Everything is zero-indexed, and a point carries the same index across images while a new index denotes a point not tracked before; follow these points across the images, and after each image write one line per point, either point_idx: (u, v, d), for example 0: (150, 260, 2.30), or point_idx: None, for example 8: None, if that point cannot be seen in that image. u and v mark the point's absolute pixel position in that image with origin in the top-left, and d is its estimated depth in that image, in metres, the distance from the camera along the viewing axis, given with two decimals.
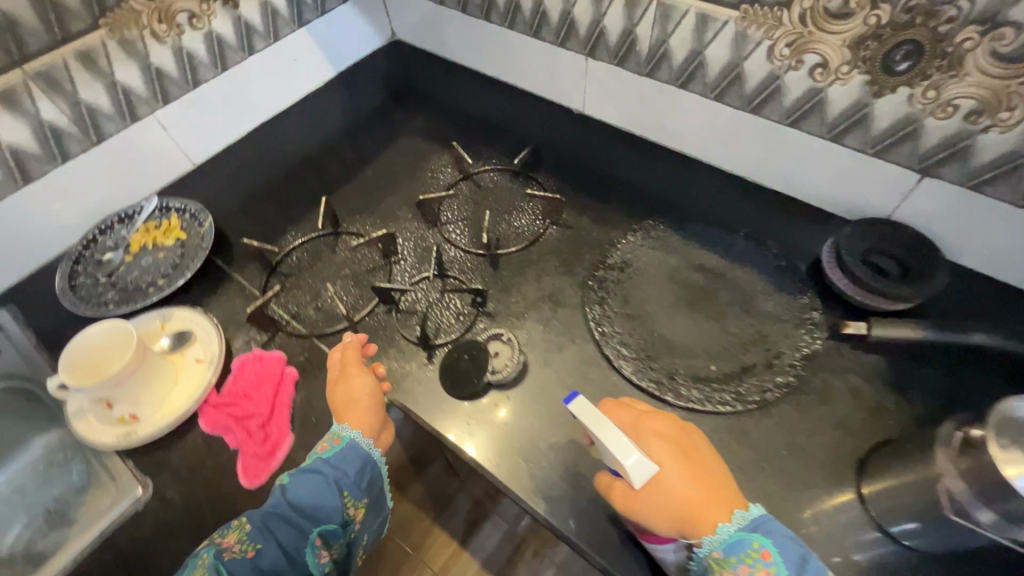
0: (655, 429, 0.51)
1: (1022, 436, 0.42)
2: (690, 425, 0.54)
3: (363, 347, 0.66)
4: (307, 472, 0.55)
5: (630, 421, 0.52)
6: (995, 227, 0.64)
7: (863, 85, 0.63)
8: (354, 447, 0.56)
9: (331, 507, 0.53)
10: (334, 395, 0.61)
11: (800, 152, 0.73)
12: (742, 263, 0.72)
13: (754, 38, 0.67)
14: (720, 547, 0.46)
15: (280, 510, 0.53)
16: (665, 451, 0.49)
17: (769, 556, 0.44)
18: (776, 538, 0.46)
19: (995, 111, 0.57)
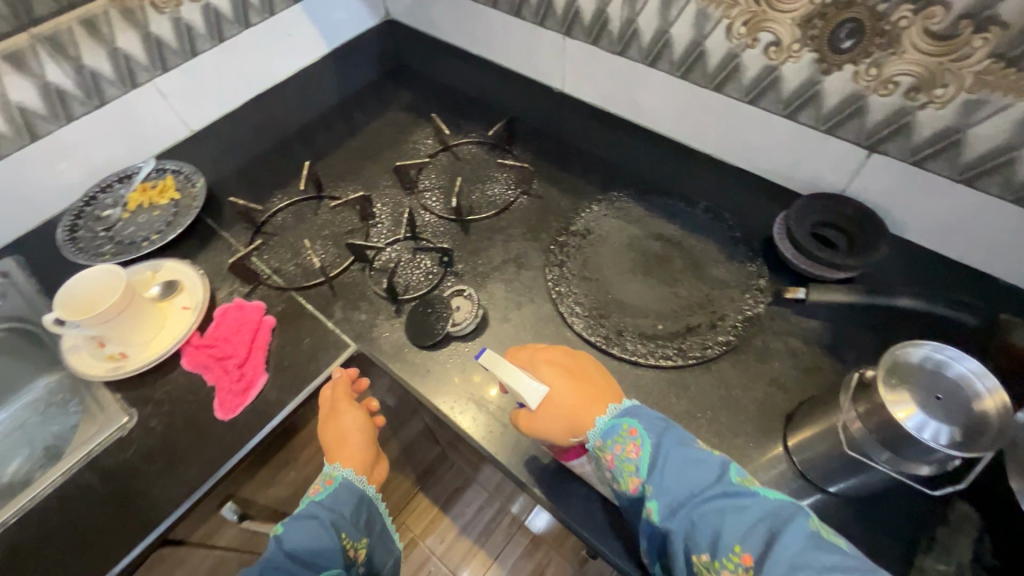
0: (546, 359, 0.57)
1: (911, 379, 0.46)
2: (579, 351, 0.59)
3: (352, 381, 0.68)
4: (302, 518, 0.54)
5: (525, 359, 0.57)
6: (935, 201, 0.67)
7: (813, 63, 0.66)
8: (348, 486, 0.58)
9: (331, 550, 0.52)
10: (325, 433, 0.63)
11: (758, 129, 0.76)
12: (698, 234, 0.76)
13: (714, 17, 0.70)
14: (599, 436, 0.50)
15: (279, 563, 0.51)
16: (553, 373, 0.55)
17: (635, 429, 0.49)
18: (644, 418, 0.50)
19: (932, 88, 0.60)
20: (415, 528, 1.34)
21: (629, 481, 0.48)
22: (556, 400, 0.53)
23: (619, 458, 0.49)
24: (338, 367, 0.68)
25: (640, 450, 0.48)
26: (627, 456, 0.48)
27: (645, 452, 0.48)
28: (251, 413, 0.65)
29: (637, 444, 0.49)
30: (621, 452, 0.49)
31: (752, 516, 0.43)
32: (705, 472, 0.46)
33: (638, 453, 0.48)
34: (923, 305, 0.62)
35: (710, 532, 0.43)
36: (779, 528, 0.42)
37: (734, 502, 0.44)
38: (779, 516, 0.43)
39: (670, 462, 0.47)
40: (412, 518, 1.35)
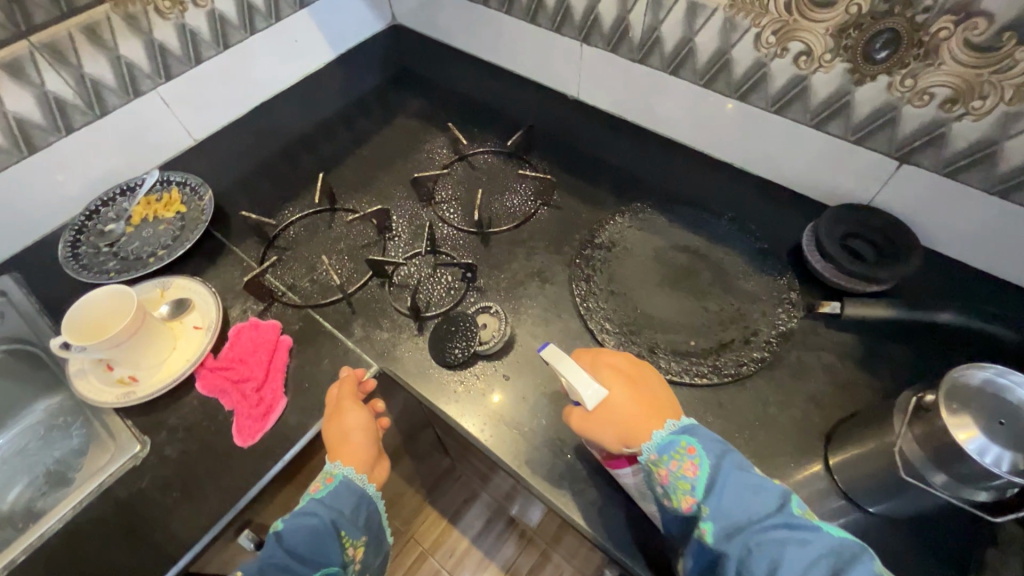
0: (610, 365, 0.55)
1: (971, 400, 0.45)
2: (644, 360, 0.57)
3: (361, 381, 0.65)
4: (302, 514, 0.52)
5: (588, 359, 0.56)
6: (965, 213, 0.66)
7: (844, 74, 0.65)
8: (347, 485, 0.56)
9: (331, 550, 0.51)
10: (327, 431, 0.60)
11: (784, 138, 0.75)
12: (725, 246, 0.74)
13: (741, 26, 0.69)
14: (654, 450, 0.48)
15: (278, 560, 0.49)
16: (614, 377, 0.53)
17: (694, 448, 0.47)
18: (702, 438, 0.49)
19: (969, 100, 0.59)
20: (424, 542, 1.32)
21: (682, 500, 0.46)
22: (612, 406, 0.51)
23: (675, 476, 0.47)
24: (346, 368, 0.66)
25: (698, 471, 0.46)
26: (684, 474, 0.47)
27: (703, 472, 0.46)
28: (272, 438, 0.62)
29: (695, 463, 0.47)
30: (677, 469, 0.47)
31: (815, 550, 0.42)
32: (765, 500, 0.45)
33: (696, 472, 0.46)
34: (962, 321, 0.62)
35: (767, 562, 0.41)
36: (843, 567, 0.41)
37: (795, 534, 0.42)
38: (843, 555, 0.41)
39: (730, 486, 0.45)
40: (421, 531, 1.33)
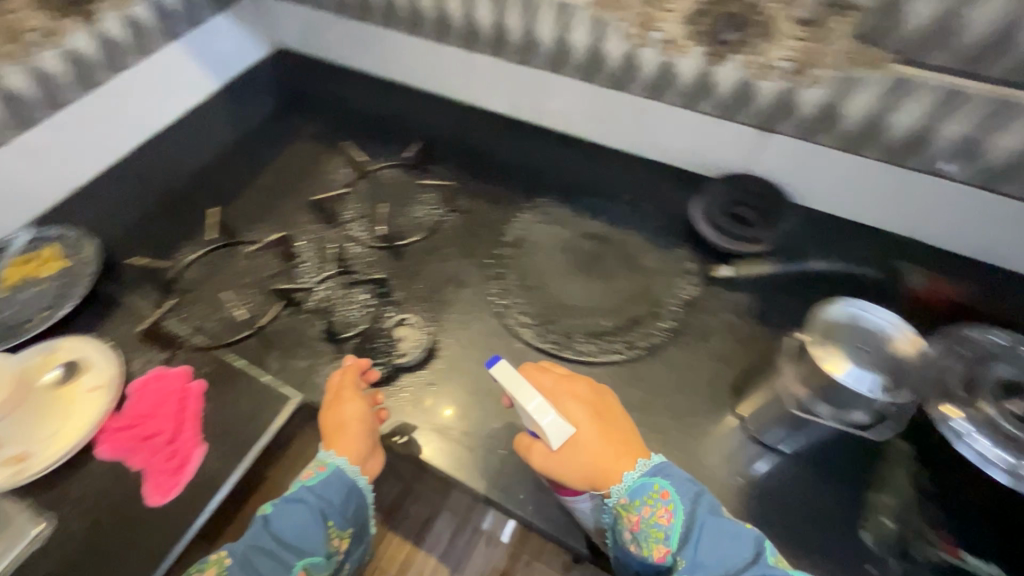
0: (577, 400, 0.56)
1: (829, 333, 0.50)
2: (603, 388, 0.60)
3: (364, 372, 0.64)
4: (290, 501, 0.54)
5: (547, 384, 0.57)
6: (826, 168, 0.75)
7: (703, 56, 0.70)
8: (340, 476, 0.56)
9: (315, 540, 0.53)
10: (326, 420, 0.60)
11: (664, 122, 0.81)
12: (625, 227, 0.78)
13: (607, 20, 0.72)
14: (627, 493, 0.52)
15: (264, 544, 0.53)
16: (579, 412, 0.55)
17: (668, 494, 0.51)
18: (674, 481, 0.53)
19: (809, 70, 0.65)
20: None
21: (654, 548, 0.50)
22: (576, 444, 0.53)
23: (648, 522, 0.51)
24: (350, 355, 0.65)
25: (672, 520, 0.50)
26: (658, 521, 0.50)
27: (677, 521, 0.50)
28: (191, 490, 0.59)
29: (669, 510, 0.51)
30: (650, 516, 0.51)
31: None
32: (740, 549, 0.49)
33: (670, 521, 0.50)
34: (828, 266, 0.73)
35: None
36: None
37: None
38: None
39: (703, 536, 0.49)
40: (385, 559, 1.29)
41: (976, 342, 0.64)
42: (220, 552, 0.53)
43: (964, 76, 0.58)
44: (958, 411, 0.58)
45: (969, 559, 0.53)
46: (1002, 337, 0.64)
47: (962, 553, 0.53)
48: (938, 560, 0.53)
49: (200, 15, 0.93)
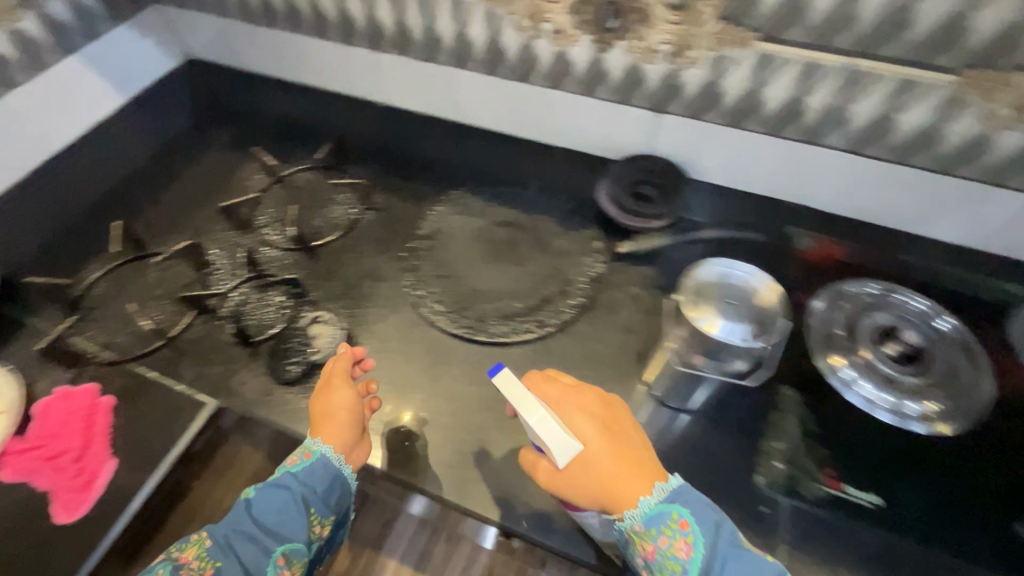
0: (591, 412, 0.54)
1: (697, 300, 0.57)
2: (614, 398, 0.57)
3: (357, 358, 0.64)
4: (274, 487, 0.55)
5: (555, 396, 0.55)
6: (717, 144, 0.79)
7: (591, 44, 0.74)
8: (325, 463, 0.55)
9: (296, 526, 0.53)
10: (316, 408, 0.59)
11: (566, 109, 0.84)
12: (536, 213, 0.81)
13: (499, 14, 0.76)
14: (641, 521, 0.49)
15: (245, 528, 0.54)
16: (590, 426, 0.53)
17: (690, 527, 0.49)
18: (695, 508, 0.50)
19: (686, 51, 0.70)
20: None
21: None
22: (586, 462, 0.51)
23: (663, 552, 0.49)
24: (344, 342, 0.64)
25: (692, 553, 0.48)
26: (675, 551, 0.49)
27: (696, 553, 0.48)
28: None
29: (688, 541, 0.49)
30: (667, 546, 0.49)
31: None
32: None
33: (688, 551, 0.48)
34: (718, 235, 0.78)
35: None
36: None
37: None
38: None
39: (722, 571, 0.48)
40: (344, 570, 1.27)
41: (853, 296, 0.69)
42: (201, 533, 0.54)
43: (818, 49, 0.63)
44: (841, 360, 0.65)
45: (851, 491, 0.56)
46: (875, 287, 0.70)
47: (844, 485, 0.57)
48: (824, 495, 0.56)
49: (97, 28, 0.91)
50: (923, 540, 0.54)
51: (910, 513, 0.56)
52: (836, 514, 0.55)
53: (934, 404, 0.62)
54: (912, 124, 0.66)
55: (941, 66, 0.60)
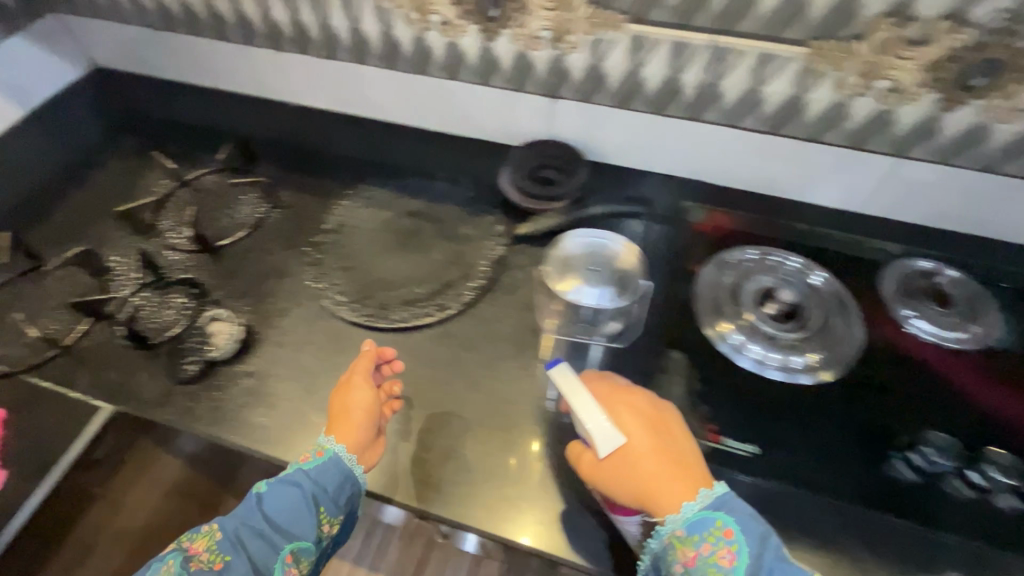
0: (635, 407, 0.55)
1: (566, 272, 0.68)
2: (665, 403, 0.58)
3: (379, 354, 0.63)
4: (284, 483, 0.54)
5: (604, 390, 0.57)
6: (611, 125, 0.81)
7: (478, 34, 0.76)
8: (336, 462, 0.55)
9: (305, 525, 0.53)
10: (333, 406, 0.59)
11: (467, 98, 0.86)
12: (441, 202, 0.83)
13: (388, 8, 0.77)
14: (683, 525, 0.49)
15: (255, 523, 0.52)
16: (636, 424, 0.54)
17: (736, 537, 0.47)
18: (737, 516, 0.49)
19: (566, 37, 0.72)
20: None
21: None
22: (627, 456, 0.52)
23: (705, 560, 0.47)
24: (369, 340, 0.64)
25: (735, 565, 0.47)
26: (717, 559, 0.47)
27: (739, 561, 0.47)
28: None
29: (731, 550, 0.47)
30: (708, 553, 0.47)
31: None
32: None
33: (731, 562, 0.47)
34: (612, 210, 0.78)
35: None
36: None
37: None
38: None
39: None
40: None
41: (734, 263, 0.73)
42: (210, 525, 0.53)
43: (682, 29, 0.67)
44: (728, 326, 0.68)
45: (730, 442, 0.60)
46: (754, 253, 0.74)
47: (724, 438, 0.60)
48: (704, 448, 0.59)
49: None
50: (796, 484, 0.57)
51: (784, 459, 0.59)
52: (715, 465, 0.58)
53: (815, 354, 0.65)
54: (778, 95, 0.70)
55: (792, 39, 0.64)
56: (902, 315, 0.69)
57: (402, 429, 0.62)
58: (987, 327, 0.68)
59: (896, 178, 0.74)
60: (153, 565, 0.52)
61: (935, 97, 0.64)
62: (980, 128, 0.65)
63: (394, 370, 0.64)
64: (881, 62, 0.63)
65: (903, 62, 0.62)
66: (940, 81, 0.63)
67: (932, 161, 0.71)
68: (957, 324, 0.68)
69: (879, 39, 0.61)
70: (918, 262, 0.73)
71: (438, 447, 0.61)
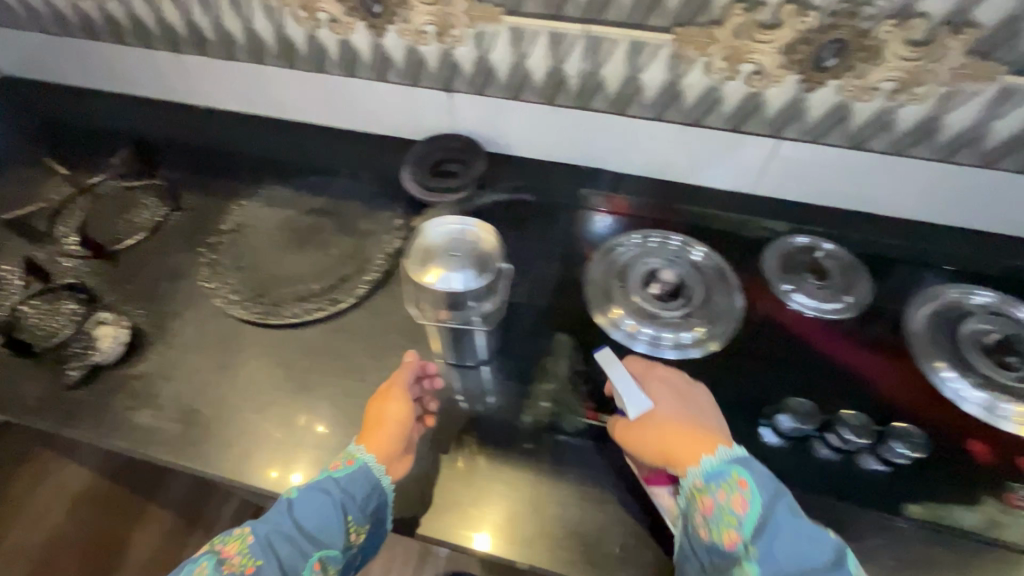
0: (666, 382, 0.58)
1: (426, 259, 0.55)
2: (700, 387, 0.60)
3: (421, 367, 0.63)
4: (314, 489, 0.53)
5: (640, 368, 0.60)
6: (507, 117, 0.83)
7: (367, 31, 0.77)
8: (366, 470, 0.54)
9: (332, 532, 0.51)
10: (370, 414, 0.59)
11: (367, 95, 0.86)
12: (343, 198, 0.83)
13: (277, 7, 0.78)
14: (701, 476, 0.49)
15: (285, 529, 0.51)
16: (666, 395, 0.57)
17: (751, 486, 0.48)
18: (754, 471, 0.49)
19: (449, 31, 0.74)
20: None
21: (724, 534, 0.47)
22: (649, 421, 0.54)
23: (721, 507, 0.48)
24: (413, 351, 0.64)
25: (750, 512, 0.47)
26: (731, 506, 0.47)
27: (752, 508, 0.47)
28: None
29: (746, 498, 0.47)
30: (725, 501, 0.48)
31: None
32: (817, 551, 0.45)
33: (745, 510, 0.47)
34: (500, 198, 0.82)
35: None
36: None
37: None
38: None
39: (780, 534, 0.46)
40: None
41: (621, 248, 0.76)
42: (243, 527, 0.52)
43: (555, 20, 0.69)
44: (620, 311, 0.70)
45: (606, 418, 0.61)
46: (639, 238, 0.77)
47: (601, 414, 0.62)
48: (582, 425, 0.61)
49: None
50: None
51: None
52: (591, 441, 0.60)
53: (701, 327, 0.68)
54: (655, 81, 0.72)
55: (657, 26, 0.66)
56: (783, 289, 0.72)
57: (289, 422, 0.63)
58: (858, 297, 0.71)
59: (777, 159, 0.77)
60: (186, 567, 0.50)
61: (796, 79, 0.67)
62: (841, 107, 0.68)
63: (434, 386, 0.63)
64: (741, 46, 0.65)
65: (761, 45, 0.65)
66: (798, 62, 0.65)
67: (805, 140, 0.74)
68: (833, 294, 0.71)
69: (735, 24, 0.64)
70: (796, 238, 0.76)
71: (324, 437, 0.62)
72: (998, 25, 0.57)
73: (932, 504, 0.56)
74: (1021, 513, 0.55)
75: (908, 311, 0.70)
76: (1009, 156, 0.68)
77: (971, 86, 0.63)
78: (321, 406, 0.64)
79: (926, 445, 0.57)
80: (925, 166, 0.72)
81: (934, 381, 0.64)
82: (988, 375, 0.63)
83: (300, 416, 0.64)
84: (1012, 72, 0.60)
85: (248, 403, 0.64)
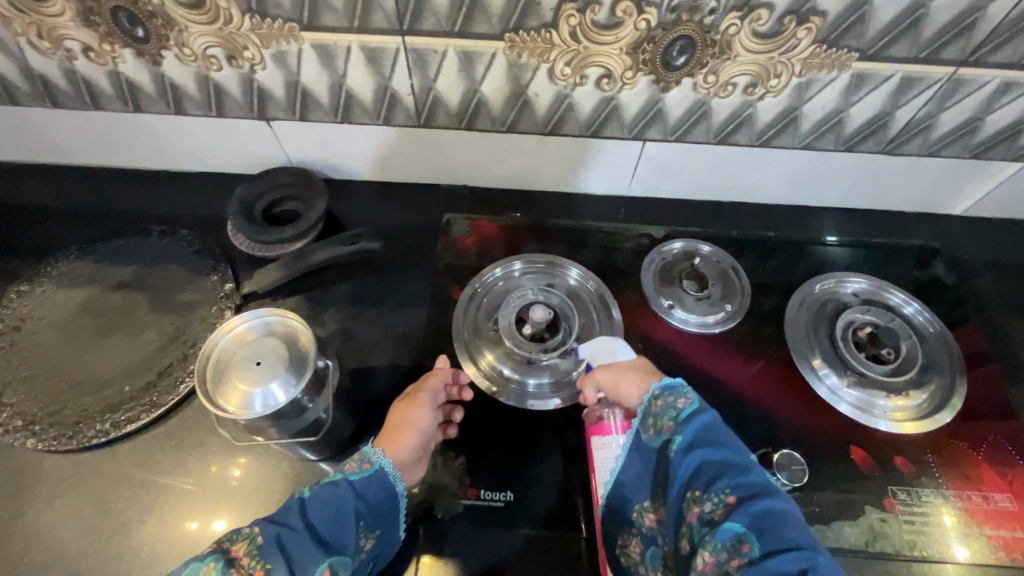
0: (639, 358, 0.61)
1: (225, 387, 0.47)
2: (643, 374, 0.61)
3: (453, 376, 0.60)
4: (330, 490, 0.47)
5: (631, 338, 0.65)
6: (342, 142, 0.71)
7: (139, 59, 0.61)
8: (381, 477, 0.49)
9: (345, 538, 0.45)
10: (391, 416, 0.56)
11: (167, 131, 0.71)
12: (157, 264, 0.69)
13: (8, 37, 0.60)
14: (657, 387, 0.52)
15: (297, 532, 0.44)
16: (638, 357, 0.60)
17: (695, 394, 0.50)
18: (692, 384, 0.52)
19: (241, 53, 0.60)
20: None
21: (663, 425, 0.49)
22: (622, 365, 0.57)
23: (666, 405, 0.50)
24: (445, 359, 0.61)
25: (687, 407, 0.49)
26: (673, 405, 0.50)
27: (691, 405, 0.49)
28: None
29: (687, 399, 0.50)
30: (670, 402, 0.50)
31: (755, 476, 0.44)
32: (735, 441, 0.47)
33: (685, 407, 0.49)
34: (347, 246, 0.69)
35: (712, 472, 0.44)
36: (772, 494, 0.43)
37: (745, 466, 0.45)
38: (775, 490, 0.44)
39: (709, 425, 0.47)
40: None
41: (489, 283, 0.69)
42: (256, 525, 0.44)
43: (364, 33, 0.57)
44: (494, 361, 0.64)
45: (486, 494, 0.56)
46: (504, 272, 0.70)
47: (480, 491, 0.56)
48: (460, 508, 0.55)
49: None
50: (553, 522, 0.55)
51: (542, 495, 0.56)
52: (470, 524, 0.55)
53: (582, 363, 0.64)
54: (498, 92, 0.63)
55: (485, 34, 0.56)
56: (663, 305, 0.67)
57: (106, 570, 0.52)
58: (738, 305, 0.68)
59: (645, 161, 0.71)
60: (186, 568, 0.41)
61: (648, 80, 0.60)
62: (699, 106, 0.62)
63: (459, 396, 0.60)
64: (583, 51, 0.57)
65: (604, 48, 0.56)
66: (646, 62, 0.58)
67: (670, 140, 0.67)
68: (713, 306, 0.68)
69: (570, 25, 0.55)
70: (673, 244, 0.72)
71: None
72: (842, 13, 0.52)
73: (818, 526, 0.54)
74: (898, 518, 0.55)
75: (788, 310, 0.68)
76: (869, 139, 0.66)
77: (823, 75, 0.58)
78: (143, 541, 0.53)
79: (805, 469, 0.56)
80: (792, 156, 0.68)
81: (811, 382, 0.63)
82: (863, 372, 0.63)
83: (120, 561, 0.52)
84: (862, 59, 0.56)
85: (52, 557, 0.52)
